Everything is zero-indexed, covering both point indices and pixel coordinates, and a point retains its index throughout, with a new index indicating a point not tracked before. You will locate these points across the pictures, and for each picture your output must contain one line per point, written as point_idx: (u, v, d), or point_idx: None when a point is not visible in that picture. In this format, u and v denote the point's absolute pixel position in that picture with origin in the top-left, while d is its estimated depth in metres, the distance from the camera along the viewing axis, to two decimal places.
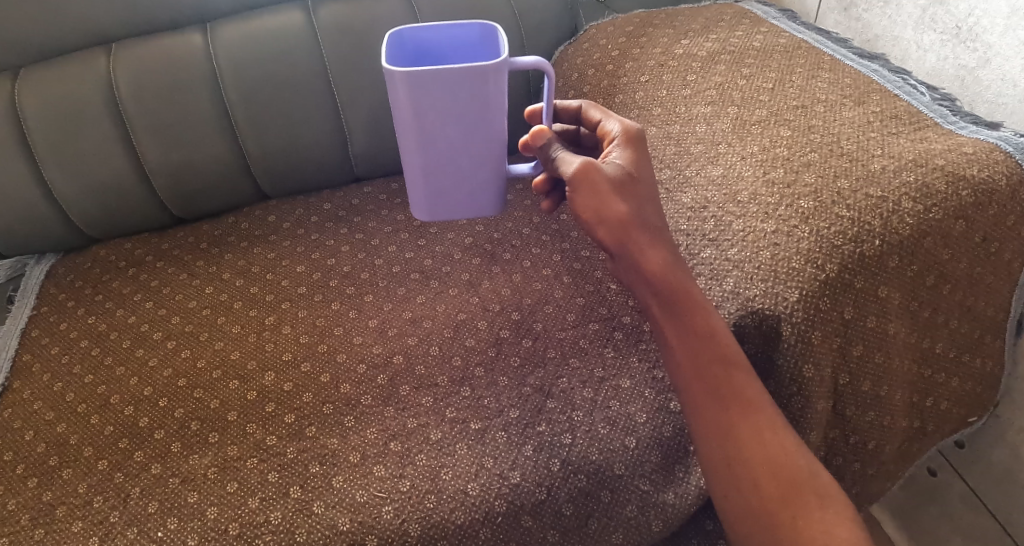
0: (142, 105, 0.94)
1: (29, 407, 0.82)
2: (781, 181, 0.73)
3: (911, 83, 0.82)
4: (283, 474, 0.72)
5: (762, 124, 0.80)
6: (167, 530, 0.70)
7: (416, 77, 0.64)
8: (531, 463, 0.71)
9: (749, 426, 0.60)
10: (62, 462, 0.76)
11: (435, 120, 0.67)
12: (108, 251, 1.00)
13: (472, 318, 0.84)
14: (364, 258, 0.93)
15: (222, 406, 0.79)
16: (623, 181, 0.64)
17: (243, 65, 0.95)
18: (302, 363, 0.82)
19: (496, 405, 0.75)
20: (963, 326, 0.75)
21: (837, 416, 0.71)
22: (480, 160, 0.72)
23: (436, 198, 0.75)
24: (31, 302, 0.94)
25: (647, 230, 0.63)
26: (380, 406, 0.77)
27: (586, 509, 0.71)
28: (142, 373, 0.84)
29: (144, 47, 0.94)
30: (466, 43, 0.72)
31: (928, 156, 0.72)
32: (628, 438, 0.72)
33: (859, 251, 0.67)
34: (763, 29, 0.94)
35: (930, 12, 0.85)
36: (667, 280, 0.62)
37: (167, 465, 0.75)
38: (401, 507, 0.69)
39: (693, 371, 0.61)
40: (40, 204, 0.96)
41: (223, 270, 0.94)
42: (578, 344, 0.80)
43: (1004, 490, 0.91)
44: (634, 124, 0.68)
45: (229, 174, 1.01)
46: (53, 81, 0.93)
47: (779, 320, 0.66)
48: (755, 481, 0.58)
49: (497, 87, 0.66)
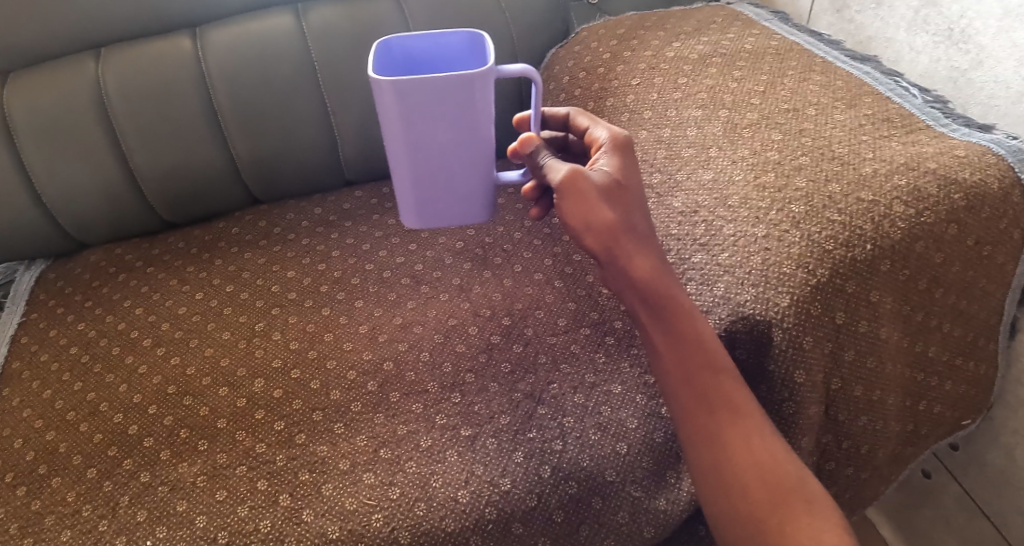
0: (131, 112, 0.94)
1: (17, 415, 0.82)
2: (772, 186, 0.73)
3: (903, 86, 0.82)
4: (272, 482, 0.72)
5: (753, 127, 0.79)
6: (155, 538, 0.69)
7: (403, 85, 0.63)
8: (521, 470, 0.70)
9: (737, 433, 0.59)
10: (50, 471, 0.76)
11: (423, 128, 0.67)
12: (98, 257, 0.99)
13: (463, 323, 0.84)
14: (354, 263, 0.93)
15: (212, 413, 0.79)
16: (610, 189, 0.63)
17: (232, 70, 0.94)
18: (292, 369, 0.81)
19: (486, 411, 0.75)
20: (956, 330, 0.74)
21: (829, 421, 0.71)
22: (469, 167, 0.72)
23: (425, 206, 0.74)
24: (20, 309, 0.93)
25: (634, 237, 0.62)
26: (370, 413, 0.76)
27: (577, 516, 0.70)
28: (132, 379, 0.83)
29: (132, 52, 0.94)
30: (454, 51, 0.71)
31: (919, 160, 0.72)
32: (619, 444, 0.72)
33: (850, 256, 0.67)
34: (755, 32, 0.94)
35: (922, 14, 0.84)
36: (654, 287, 0.62)
37: (156, 473, 0.74)
38: (391, 515, 0.68)
39: (681, 379, 0.61)
40: (29, 210, 0.96)
41: (213, 276, 0.93)
42: (569, 350, 0.79)
43: (998, 493, 0.91)
44: (622, 131, 0.67)
45: (218, 179, 1.00)
46: (40, 88, 0.92)
47: (770, 325, 0.66)
48: (744, 488, 0.58)
49: (484, 94, 0.66)
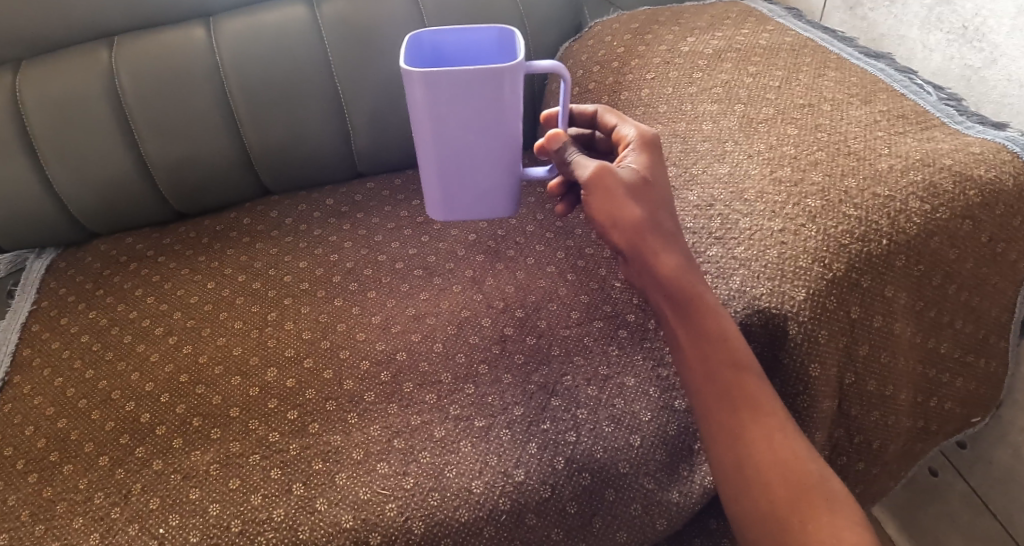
0: (149, 102, 0.94)
1: (29, 402, 0.82)
2: (788, 180, 0.73)
3: (917, 83, 0.82)
4: (285, 471, 0.72)
5: (769, 122, 0.80)
6: (168, 526, 0.69)
7: (434, 77, 0.63)
8: (534, 460, 0.71)
9: (760, 430, 0.59)
10: (62, 458, 0.76)
11: (451, 121, 0.67)
12: (109, 246, 0.99)
13: (476, 315, 0.84)
14: (366, 254, 0.93)
15: (225, 402, 0.79)
16: (638, 186, 0.64)
17: (249, 63, 0.94)
18: (305, 359, 0.81)
19: (500, 402, 0.75)
20: (968, 326, 0.74)
21: (842, 416, 0.71)
22: (495, 162, 0.72)
23: (450, 200, 0.75)
24: (32, 296, 0.93)
25: (659, 234, 0.63)
26: (383, 403, 0.76)
27: (590, 507, 0.70)
28: (144, 368, 0.83)
29: (148, 42, 0.93)
30: (484, 47, 0.71)
31: (935, 156, 0.72)
32: (632, 436, 0.72)
33: (866, 251, 0.67)
34: (769, 28, 0.94)
35: (936, 12, 0.85)
36: (678, 283, 0.62)
37: (169, 461, 0.74)
38: (405, 505, 0.69)
39: (704, 374, 0.61)
40: (41, 199, 0.96)
41: (225, 266, 0.93)
42: (582, 342, 0.79)
43: (1005, 492, 0.91)
44: (649, 128, 0.68)
45: (231, 170, 1.00)
46: (57, 76, 0.92)
47: (785, 319, 0.66)
48: (765, 485, 0.58)
49: (513, 90, 0.66)
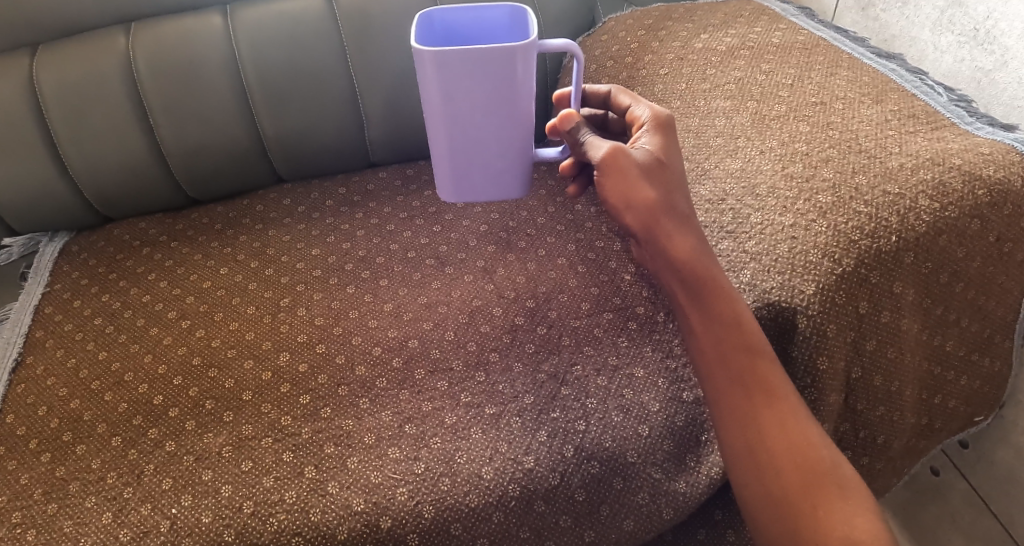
0: (163, 86, 0.94)
1: (42, 382, 0.82)
2: (799, 176, 0.74)
3: (929, 84, 0.82)
4: (297, 454, 0.73)
5: (781, 119, 0.81)
6: (180, 506, 0.70)
7: (445, 56, 0.64)
8: (544, 448, 0.72)
9: (773, 415, 0.60)
10: (75, 438, 0.77)
11: (464, 103, 0.68)
12: (122, 231, 1.00)
13: (487, 304, 0.85)
14: (379, 243, 0.94)
15: (237, 385, 0.80)
16: (652, 167, 0.65)
17: (261, 47, 0.95)
18: (318, 345, 0.82)
19: (511, 390, 0.76)
20: (973, 325, 0.75)
21: (848, 410, 0.72)
22: (507, 144, 0.73)
23: (461, 180, 0.76)
24: (45, 279, 0.94)
25: (674, 217, 0.64)
26: (395, 389, 0.77)
27: (598, 495, 0.71)
28: (157, 350, 0.84)
29: (163, 26, 0.94)
30: (494, 25, 0.72)
31: (945, 156, 0.72)
32: (640, 426, 0.73)
33: (875, 247, 0.68)
34: (782, 26, 0.94)
35: (948, 14, 0.85)
36: (691, 266, 0.63)
37: (181, 443, 0.75)
38: (416, 489, 0.70)
39: (716, 358, 0.62)
40: (55, 183, 0.97)
41: (238, 251, 0.94)
42: (592, 333, 0.80)
43: (1005, 490, 0.92)
44: (663, 109, 0.69)
45: (243, 157, 1.01)
46: (72, 61, 0.93)
47: (796, 312, 0.67)
48: (777, 470, 0.59)
49: (525, 71, 0.67)
